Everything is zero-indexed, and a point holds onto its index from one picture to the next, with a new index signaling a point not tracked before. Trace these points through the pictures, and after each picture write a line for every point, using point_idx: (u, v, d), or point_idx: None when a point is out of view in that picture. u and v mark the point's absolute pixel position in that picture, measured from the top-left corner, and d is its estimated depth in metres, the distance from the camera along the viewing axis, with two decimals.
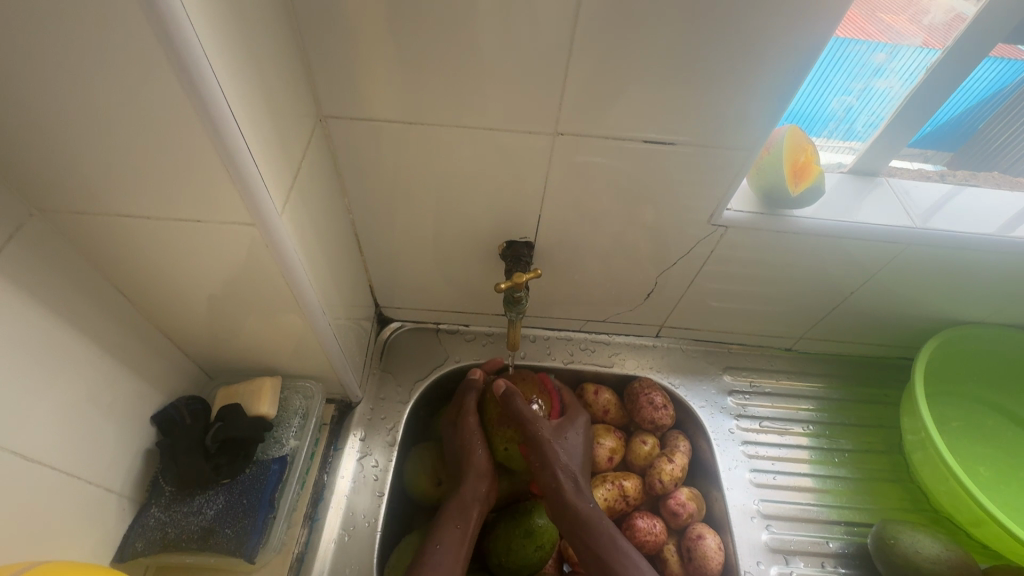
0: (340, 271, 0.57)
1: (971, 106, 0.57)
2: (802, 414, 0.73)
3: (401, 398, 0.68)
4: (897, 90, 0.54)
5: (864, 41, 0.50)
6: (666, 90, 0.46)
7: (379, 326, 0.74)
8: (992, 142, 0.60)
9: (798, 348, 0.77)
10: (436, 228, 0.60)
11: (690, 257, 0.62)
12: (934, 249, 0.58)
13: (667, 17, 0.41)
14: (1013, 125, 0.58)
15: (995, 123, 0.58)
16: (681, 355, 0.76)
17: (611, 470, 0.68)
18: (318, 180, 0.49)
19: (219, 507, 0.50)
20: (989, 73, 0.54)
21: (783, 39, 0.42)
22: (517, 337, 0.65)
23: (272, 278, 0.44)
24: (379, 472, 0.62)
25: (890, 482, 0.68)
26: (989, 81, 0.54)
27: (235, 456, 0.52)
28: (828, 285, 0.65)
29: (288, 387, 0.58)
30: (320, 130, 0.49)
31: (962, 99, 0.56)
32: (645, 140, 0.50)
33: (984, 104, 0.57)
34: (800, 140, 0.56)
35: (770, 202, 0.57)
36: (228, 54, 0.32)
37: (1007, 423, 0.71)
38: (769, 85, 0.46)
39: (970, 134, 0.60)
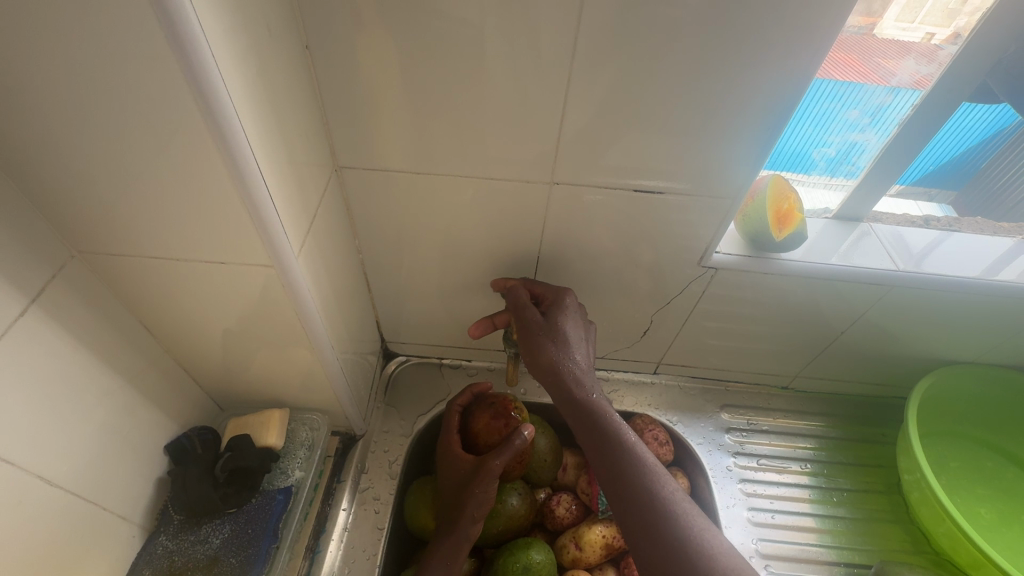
0: (349, 308, 0.60)
1: (972, 145, 0.59)
2: (800, 452, 0.73)
3: (404, 432, 0.70)
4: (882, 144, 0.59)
5: (838, 99, 0.54)
6: (654, 143, 0.50)
7: (384, 360, 0.77)
8: (996, 181, 0.62)
9: (794, 387, 0.78)
10: (442, 267, 0.63)
11: (684, 296, 0.65)
12: (918, 292, 0.61)
13: (652, 78, 0.45)
14: (1015, 165, 0.60)
15: (998, 163, 0.60)
16: (679, 392, 0.78)
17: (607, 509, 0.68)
18: (331, 224, 0.53)
19: (226, 536, 0.51)
20: (987, 115, 0.56)
21: (759, 97, 0.47)
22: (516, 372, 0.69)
23: (286, 315, 0.47)
24: (380, 505, 0.63)
25: (890, 522, 0.68)
26: (988, 122, 0.57)
27: (242, 486, 0.53)
28: (819, 325, 0.67)
29: (295, 419, 0.60)
30: (336, 179, 0.53)
31: (962, 137, 0.58)
32: (636, 188, 0.54)
33: (985, 143, 0.59)
34: (785, 188, 0.58)
35: (757, 246, 0.59)
36: (258, 119, 0.36)
37: (1004, 463, 0.71)
38: (748, 139, 0.49)
39: (974, 172, 0.62)
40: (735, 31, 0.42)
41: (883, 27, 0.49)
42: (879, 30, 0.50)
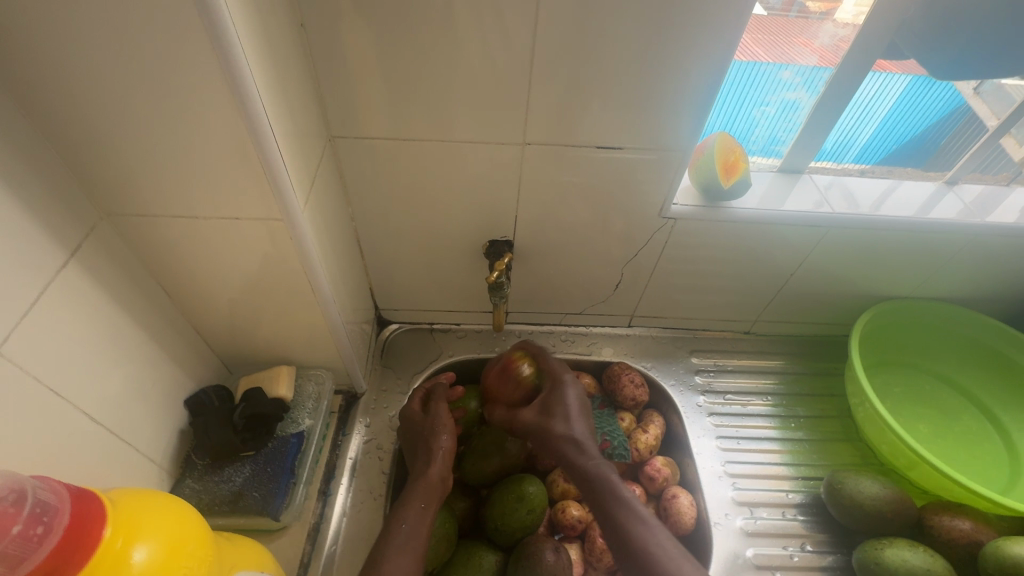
0: (346, 272, 0.65)
1: (933, 123, 0.69)
2: (762, 387, 0.81)
3: (402, 389, 0.77)
4: (852, 116, 0.67)
5: (770, 63, 0.61)
6: (613, 105, 0.54)
7: (379, 328, 0.82)
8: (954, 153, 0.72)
9: (755, 331, 0.86)
10: (429, 233, 0.69)
11: (649, 247, 0.70)
12: (850, 232, 0.69)
13: (608, 38, 0.49)
14: (969, 140, 0.70)
15: (955, 138, 0.70)
16: (652, 341, 0.85)
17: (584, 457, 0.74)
18: (329, 191, 0.58)
19: (247, 475, 0.56)
20: (945, 94, 0.65)
21: (702, 53, 0.50)
22: (504, 318, 0.79)
23: (293, 271, 0.53)
24: (384, 453, 0.70)
25: (841, 441, 0.76)
26: (945, 101, 0.66)
27: (259, 432, 0.58)
28: (769, 269, 0.75)
29: (302, 376, 0.65)
30: (330, 149, 0.57)
31: (924, 116, 0.68)
32: (598, 145, 0.57)
33: (944, 121, 0.69)
34: (731, 144, 0.64)
35: (708, 196, 0.66)
36: (268, 86, 0.42)
37: (941, 387, 0.80)
38: (696, 95, 0.53)
39: (934, 148, 0.72)
40: (687, 13, 0.47)
41: (842, 12, 0.58)
42: (840, 14, 0.59)
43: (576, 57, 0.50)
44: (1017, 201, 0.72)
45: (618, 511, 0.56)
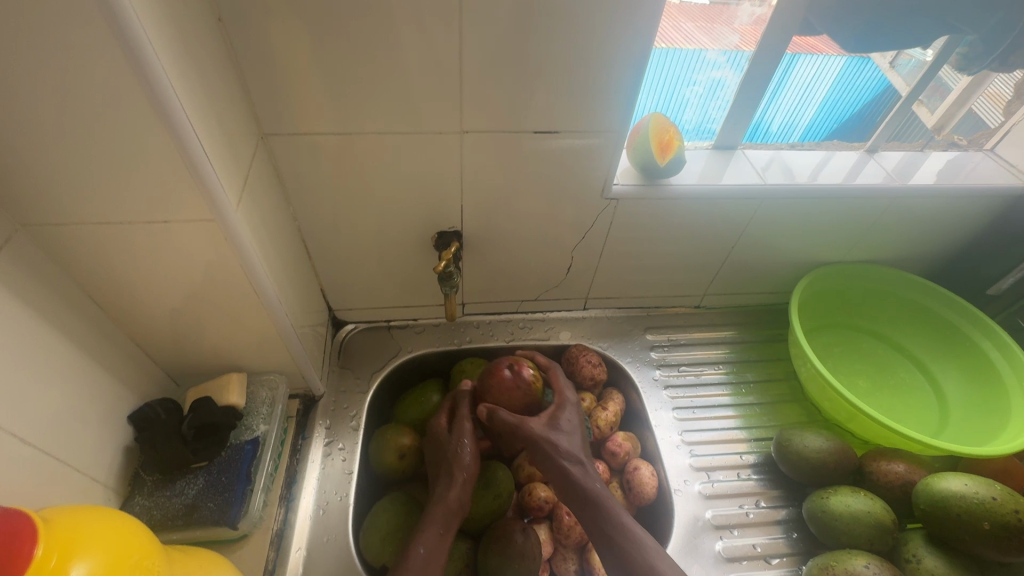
0: (294, 274, 0.64)
1: (867, 101, 0.76)
2: (713, 358, 0.85)
3: (361, 388, 0.76)
4: (794, 97, 0.73)
5: (695, 47, 0.64)
6: (548, 90, 0.54)
7: (335, 329, 0.81)
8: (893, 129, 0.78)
9: (705, 305, 0.90)
10: (376, 229, 0.68)
11: (596, 229, 0.72)
12: (781, 203, 0.72)
13: (536, 23, 0.49)
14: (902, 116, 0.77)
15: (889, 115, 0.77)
16: (608, 322, 0.87)
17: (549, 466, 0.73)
18: (267, 190, 0.57)
19: (200, 486, 0.54)
20: (874, 74, 0.73)
21: (628, 35, 0.51)
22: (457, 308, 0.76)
23: (232, 274, 0.51)
24: (347, 454, 0.69)
25: (788, 402, 0.81)
26: (875, 80, 0.74)
27: (210, 442, 0.56)
28: (711, 243, 0.78)
29: (254, 382, 0.63)
30: (264, 147, 0.56)
31: (858, 96, 0.75)
32: (536, 131, 0.58)
33: (877, 99, 0.76)
34: (664, 123, 0.66)
35: (647, 175, 0.67)
36: (186, 83, 0.40)
37: (878, 343, 0.85)
38: (626, 76, 0.54)
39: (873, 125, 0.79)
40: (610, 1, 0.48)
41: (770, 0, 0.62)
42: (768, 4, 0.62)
43: (506, 44, 0.50)
44: (932, 165, 0.77)
45: (624, 537, 0.57)
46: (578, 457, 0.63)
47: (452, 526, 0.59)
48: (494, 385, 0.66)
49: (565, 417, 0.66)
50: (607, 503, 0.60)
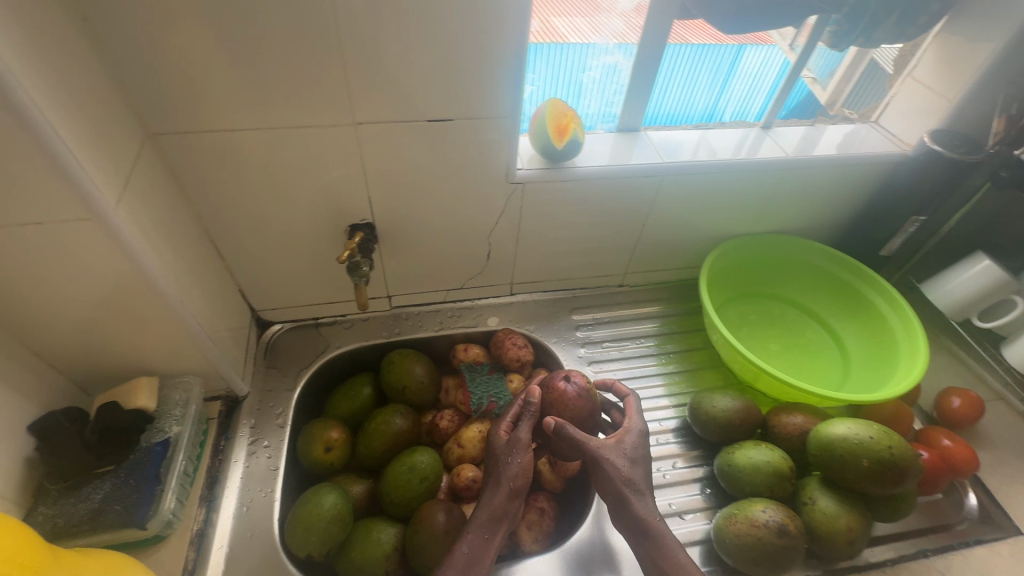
0: (202, 274, 0.64)
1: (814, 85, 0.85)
2: (637, 333, 0.89)
3: (288, 386, 0.76)
4: (745, 86, 0.81)
5: (580, 40, 0.68)
6: (434, 78, 0.56)
7: (260, 330, 0.81)
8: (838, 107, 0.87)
9: (628, 283, 0.93)
10: (287, 226, 0.68)
11: (507, 214, 0.74)
12: (681, 180, 0.76)
13: (410, 13, 0.51)
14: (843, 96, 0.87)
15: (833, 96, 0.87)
16: (535, 306, 0.90)
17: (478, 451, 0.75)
18: (161, 191, 0.57)
19: (107, 490, 0.54)
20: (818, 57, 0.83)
21: (503, 21, 0.53)
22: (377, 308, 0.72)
23: (123, 274, 0.51)
24: (272, 451, 0.69)
25: (706, 369, 0.85)
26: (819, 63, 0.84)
27: (116, 446, 0.56)
28: (623, 222, 0.81)
29: (167, 385, 0.63)
30: (153, 147, 0.56)
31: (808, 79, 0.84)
32: (430, 119, 0.60)
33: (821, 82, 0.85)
34: (562, 108, 0.68)
35: (551, 158, 0.70)
36: (43, 83, 0.40)
37: (788, 309, 0.90)
38: (508, 62, 0.56)
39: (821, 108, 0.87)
40: None
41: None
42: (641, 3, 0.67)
43: (384, 35, 0.52)
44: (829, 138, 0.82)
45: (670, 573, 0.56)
46: (633, 483, 0.60)
47: (493, 532, 0.59)
48: (553, 398, 0.67)
49: (629, 444, 0.63)
50: (662, 538, 0.57)
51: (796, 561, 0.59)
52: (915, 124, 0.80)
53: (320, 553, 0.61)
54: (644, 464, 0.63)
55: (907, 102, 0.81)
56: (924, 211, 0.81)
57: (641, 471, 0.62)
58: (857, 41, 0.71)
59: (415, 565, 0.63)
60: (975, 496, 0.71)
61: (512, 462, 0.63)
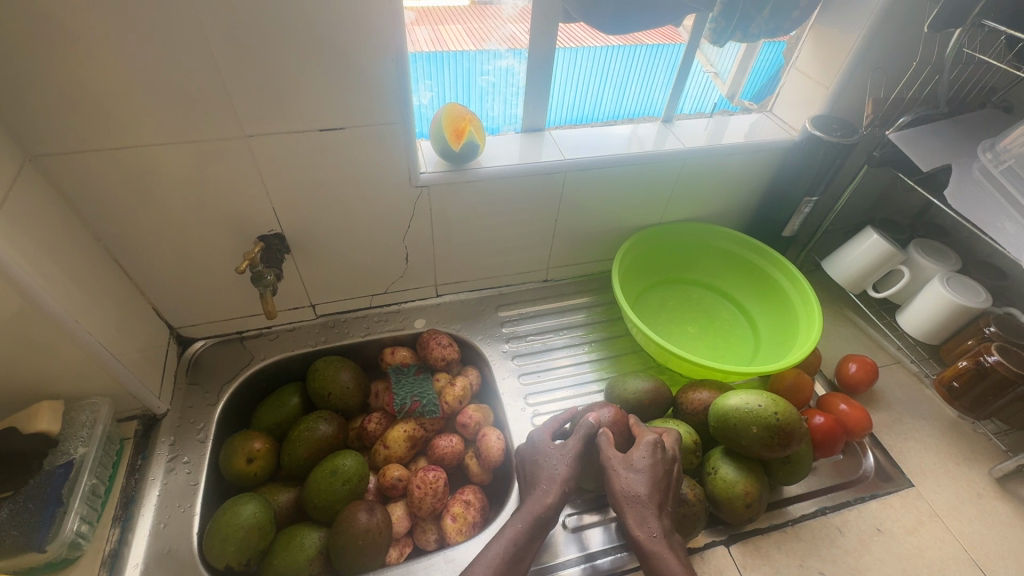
0: (106, 295, 0.64)
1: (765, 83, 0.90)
2: (561, 325, 0.92)
3: (210, 401, 0.76)
4: (693, 86, 0.86)
5: (472, 49, 0.71)
6: (318, 89, 0.58)
7: (182, 348, 0.81)
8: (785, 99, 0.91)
9: (553, 278, 0.96)
10: (193, 242, 0.69)
11: (418, 217, 0.76)
12: (585, 176, 0.80)
13: (283, 27, 0.53)
14: None
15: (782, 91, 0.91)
16: (462, 306, 0.92)
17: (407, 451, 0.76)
18: (46, 212, 0.56)
19: (4, 516, 0.54)
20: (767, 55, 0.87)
21: (379, 31, 0.56)
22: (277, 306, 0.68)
23: (5, 296, 0.51)
24: (192, 466, 0.69)
25: (627, 355, 0.88)
26: (769, 61, 0.88)
27: (14, 470, 0.56)
28: (535, 221, 0.84)
29: (73, 407, 0.63)
30: (36, 169, 0.56)
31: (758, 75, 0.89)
32: (322, 129, 0.62)
33: (770, 80, 0.90)
34: (460, 112, 0.71)
35: (453, 161, 0.72)
36: None
37: (704, 292, 0.95)
38: (391, 69, 0.59)
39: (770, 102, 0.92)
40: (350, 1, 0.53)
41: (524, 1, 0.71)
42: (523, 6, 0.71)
43: (261, 49, 0.54)
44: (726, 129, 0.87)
45: None
46: (638, 498, 0.59)
47: (533, 534, 0.60)
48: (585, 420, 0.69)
49: (640, 455, 0.61)
50: (656, 559, 0.56)
51: (699, 526, 0.63)
52: (802, 112, 0.86)
53: (239, 563, 0.62)
54: (655, 479, 0.59)
55: (794, 92, 0.87)
56: (814, 193, 0.86)
57: (654, 487, 0.59)
58: (736, 37, 0.75)
59: (339, 566, 0.64)
60: (873, 455, 0.76)
61: (557, 463, 0.64)
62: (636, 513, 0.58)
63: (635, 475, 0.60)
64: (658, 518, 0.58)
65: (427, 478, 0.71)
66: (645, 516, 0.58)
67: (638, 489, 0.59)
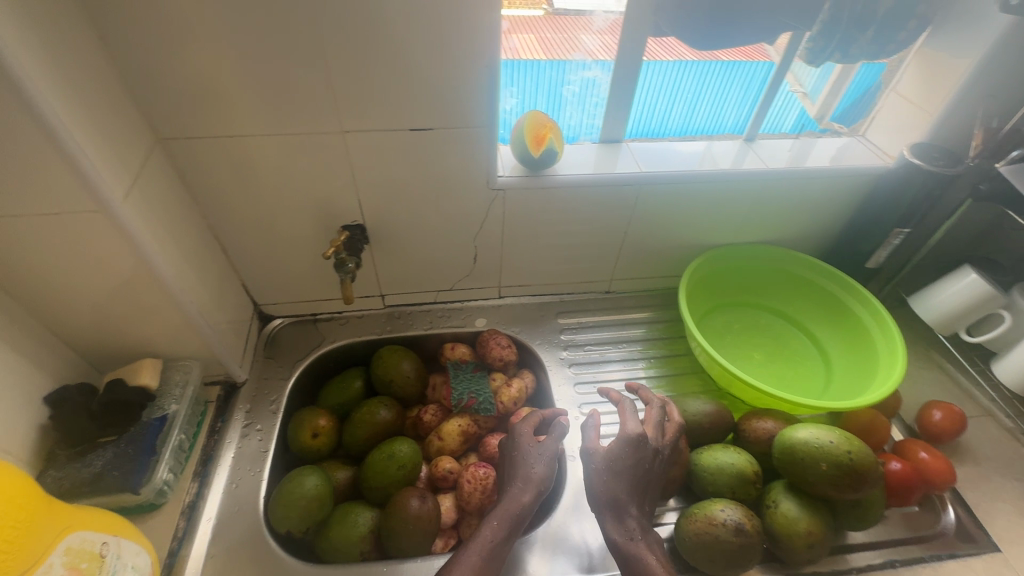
0: (206, 270, 0.70)
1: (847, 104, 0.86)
2: (621, 338, 0.91)
3: (282, 375, 0.81)
4: (779, 102, 0.83)
5: (559, 58, 0.72)
6: (413, 91, 0.61)
7: (262, 324, 0.87)
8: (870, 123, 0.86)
9: (616, 290, 0.96)
10: (284, 226, 0.74)
11: (491, 218, 0.78)
12: (659, 190, 0.79)
13: (389, 32, 0.56)
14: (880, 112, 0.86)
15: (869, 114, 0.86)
16: (522, 309, 0.93)
17: (459, 445, 0.78)
18: (166, 189, 0.63)
19: (108, 458, 0.61)
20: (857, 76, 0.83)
21: (477, 39, 0.58)
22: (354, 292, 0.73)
23: (128, 261, 0.57)
24: (263, 434, 0.74)
25: (688, 376, 0.87)
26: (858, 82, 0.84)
27: (119, 417, 0.63)
28: (603, 231, 0.84)
29: (169, 367, 0.70)
30: (162, 150, 0.62)
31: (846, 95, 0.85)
32: (412, 128, 0.65)
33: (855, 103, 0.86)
34: (542, 118, 0.72)
35: (530, 167, 0.74)
36: (60, 91, 0.47)
37: (773, 318, 0.91)
38: (482, 75, 0.61)
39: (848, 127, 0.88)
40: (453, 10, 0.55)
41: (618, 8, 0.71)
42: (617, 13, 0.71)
43: (367, 52, 0.57)
44: (813, 151, 0.83)
45: None
46: (615, 501, 0.60)
47: (511, 532, 0.59)
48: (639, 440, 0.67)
49: (618, 454, 0.61)
50: (636, 560, 0.57)
51: (753, 560, 0.60)
52: (898, 139, 0.82)
53: (298, 530, 0.65)
54: (633, 478, 0.60)
55: (891, 117, 0.83)
56: (906, 224, 0.82)
57: (632, 487, 0.60)
58: (834, 57, 0.72)
59: (389, 548, 0.66)
60: (954, 511, 0.70)
61: (534, 462, 0.65)
62: (610, 510, 0.60)
63: (612, 472, 0.61)
64: (635, 518, 0.59)
65: (477, 474, 0.72)
66: (623, 517, 0.59)
67: (618, 491, 0.60)
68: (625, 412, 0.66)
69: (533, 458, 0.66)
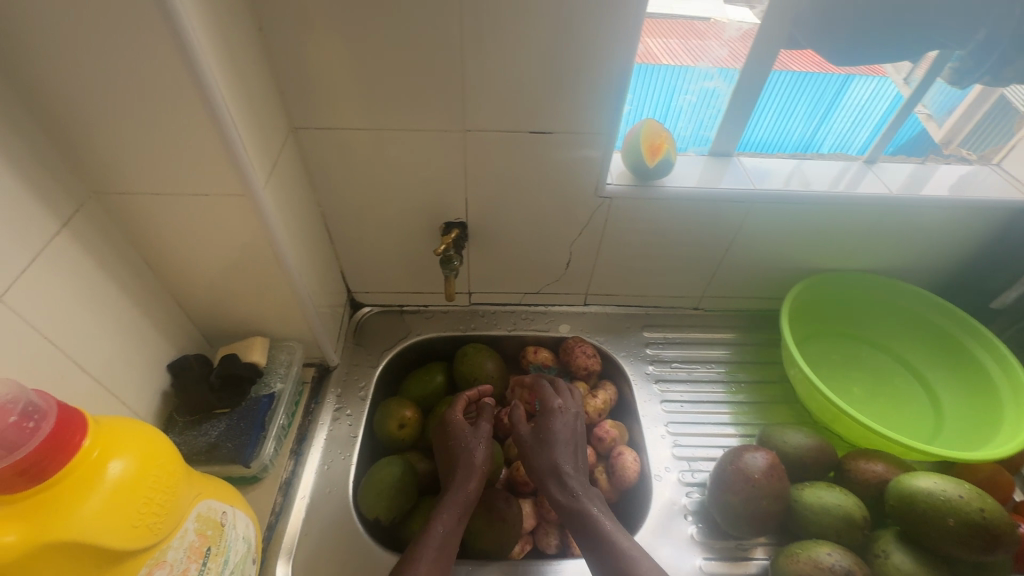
0: (316, 255, 0.72)
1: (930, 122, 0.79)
2: (708, 357, 0.88)
3: (371, 363, 0.83)
4: (909, 123, 0.78)
5: (682, 66, 0.70)
6: (542, 94, 0.61)
7: (352, 310, 0.89)
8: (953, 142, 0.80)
9: (704, 307, 0.93)
10: (391, 218, 0.76)
11: (593, 225, 0.77)
12: (770, 208, 0.75)
13: (530, 35, 0.56)
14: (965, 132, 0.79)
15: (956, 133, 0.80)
16: (606, 318, 0.92)
17: None
18: (293, 176, 0.65)
19: (222, 429, 0.63)
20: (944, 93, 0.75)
21: (615, 45, 0.57)
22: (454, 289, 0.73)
23: (259, 244, 0.59)
24: (353, 419, 0.76)
25: (780, 404, 0.83)
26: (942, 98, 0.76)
27: (233, 391, 0.65)
28: (703, 246, 0.81)
29: (275, 346, 0.72)
30: (293, 138, 0.64)
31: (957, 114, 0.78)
32: (532, 131, 0.64)
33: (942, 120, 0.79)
34: (657, 128, 0.70)
35: (640, 176, 0.72)
36: (227, 79, 0.49)
37: (876, 352, 0.86)
38: (613, 81, 0.60)
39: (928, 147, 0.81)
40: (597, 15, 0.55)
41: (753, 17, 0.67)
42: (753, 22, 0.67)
43: (504, 53, 0.57)
44: (943, 178, 0.77)
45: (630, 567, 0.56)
46: (557, 471, 0.66)
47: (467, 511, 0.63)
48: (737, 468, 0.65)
49: (558, 425, 0.69)
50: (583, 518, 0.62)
51: None
52: None
53: (387, 518, 0.66)
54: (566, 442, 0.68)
55: None
56: None
57: (566, 450, 0.68)
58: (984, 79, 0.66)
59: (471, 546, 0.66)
60: None
61: (475, 447, 0.68)
62: (549, 473, 0.66)
63: (549, 441, 0.68)
64: (573, 482, 0.65)
65: None
66: (563, 483, 0.65)
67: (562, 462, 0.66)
68: (543, 391, 0.75)
69: (472, 438, 0.69)
